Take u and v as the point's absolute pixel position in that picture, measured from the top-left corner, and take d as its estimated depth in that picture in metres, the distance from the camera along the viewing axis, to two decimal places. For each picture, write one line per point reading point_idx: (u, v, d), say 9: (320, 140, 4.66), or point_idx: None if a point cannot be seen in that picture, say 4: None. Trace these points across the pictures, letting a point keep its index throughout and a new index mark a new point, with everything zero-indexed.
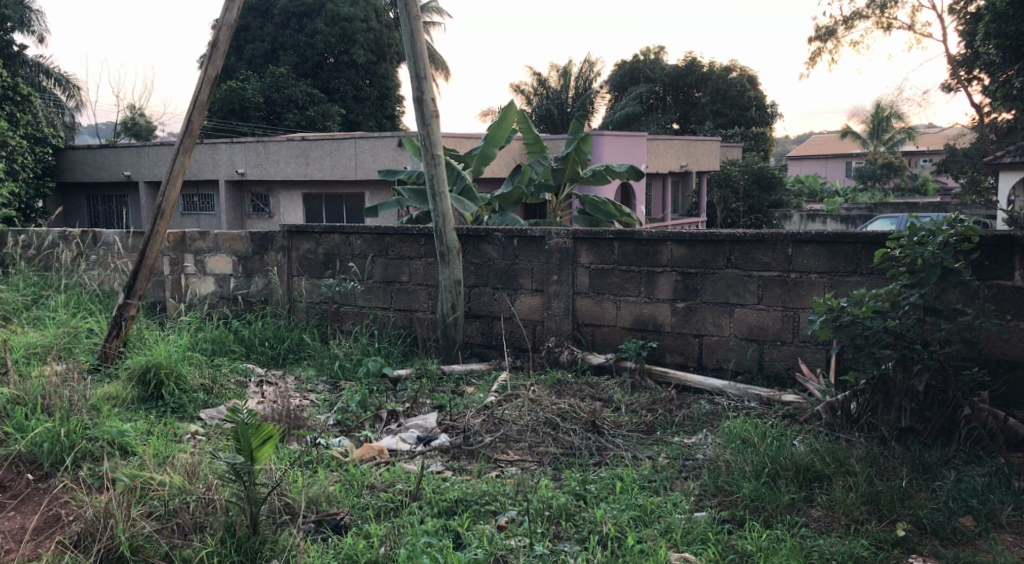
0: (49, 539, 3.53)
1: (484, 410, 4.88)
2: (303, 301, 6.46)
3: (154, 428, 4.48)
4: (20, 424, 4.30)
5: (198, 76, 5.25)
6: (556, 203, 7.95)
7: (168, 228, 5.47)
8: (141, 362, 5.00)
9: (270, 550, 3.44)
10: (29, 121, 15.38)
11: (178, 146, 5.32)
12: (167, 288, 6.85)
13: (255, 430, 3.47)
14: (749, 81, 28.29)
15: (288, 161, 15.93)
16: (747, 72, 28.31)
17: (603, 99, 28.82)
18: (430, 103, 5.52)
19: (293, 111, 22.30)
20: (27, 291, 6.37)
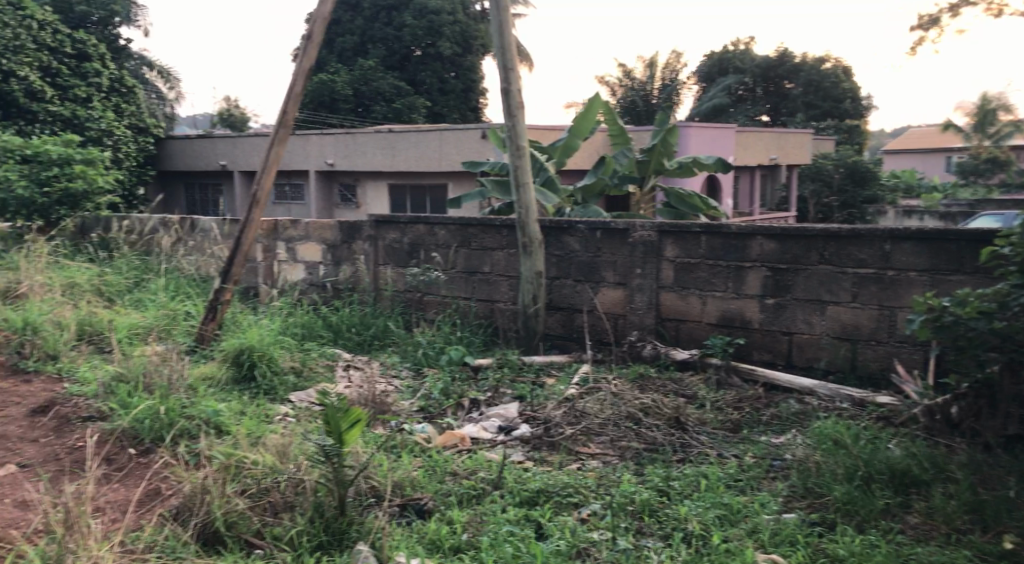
0: (152, 511, 3.84)
1: (565, 402, 4.87)
2: (389, 290, 6.51)
3: (247, 409, 4.66)
4: (124, 401, 4.49)
5: (292, 68, 5.25)
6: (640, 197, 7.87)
7: (263, 217, 5.55)
8: (235, 343, 5.15)
9: (357, 531, 3.81)
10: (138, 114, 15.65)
11: (272, 135, 5.37)
12: (261, 274, 6.98)
13: (344, 413, 3.88)
14: (844, 73, 27.31)
15: (376, 153, 16.18)
16: (843, 63, 27.35)
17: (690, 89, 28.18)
18: (516, 94, 5.50)
19: (379, 104, 22.56)
20: (129, 273, 6.61)
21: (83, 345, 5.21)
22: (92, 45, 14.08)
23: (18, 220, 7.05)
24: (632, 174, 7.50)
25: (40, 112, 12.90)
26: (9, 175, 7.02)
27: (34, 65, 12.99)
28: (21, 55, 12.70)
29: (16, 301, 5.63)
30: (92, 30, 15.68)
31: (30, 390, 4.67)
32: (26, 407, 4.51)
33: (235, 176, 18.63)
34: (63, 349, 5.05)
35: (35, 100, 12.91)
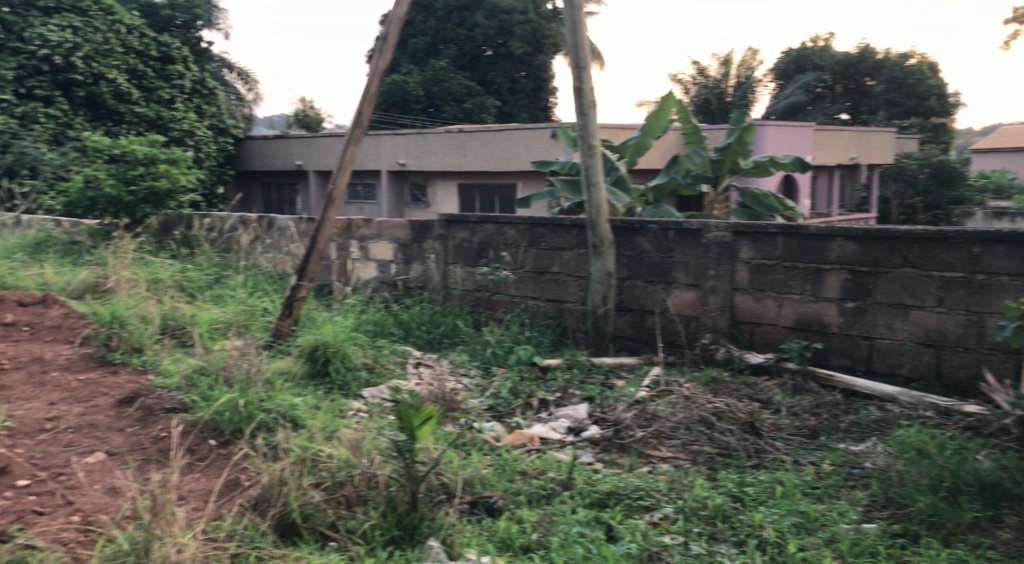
0: (232, 501, 3.96)
1: (636, 404, 4.83)
2: (459, 289, 6.55)
3: (322, 404, 4.77)
4: (205, 393, 4.64)
5: (368, 69, 5.33)
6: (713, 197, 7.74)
7: (337, 215, 5.65)
8: (310, 339, 5.26)
9: (428, 527, 3.87)
10: (218, 115, 15.65)
11: (347, 135, 5.46)
12: (334, 272, 7.14)
13: (416, 410, 3.95)
14: (930, 69, 26.14)
15: (446, 154, 15.98)
16: (929, 59, 26.19)
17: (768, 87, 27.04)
18: (589, 92, 5.47)
19: (450, 104, 22.23)
20: (210, 270, 6.83)
21: (166, 339, 5.41)
22: (177, 48, 14.16)
23: (104, 217, 7.35)
24: (707, 173, 7.33)
25: (126, 114, 13.15)
26: (100, 175, 7.36)
27: (122, 68, 13.22)
28: (111, 59, 12.97)
29: (104, 296, 5.89)
30: (176, 33, 16.33)
31: (117, 381, 4.86)
32: (114, 397, 4.70)
33: (311, 176, 18.75)
34: (148, 342, 5.25)
35: (122, 102, 13.17)
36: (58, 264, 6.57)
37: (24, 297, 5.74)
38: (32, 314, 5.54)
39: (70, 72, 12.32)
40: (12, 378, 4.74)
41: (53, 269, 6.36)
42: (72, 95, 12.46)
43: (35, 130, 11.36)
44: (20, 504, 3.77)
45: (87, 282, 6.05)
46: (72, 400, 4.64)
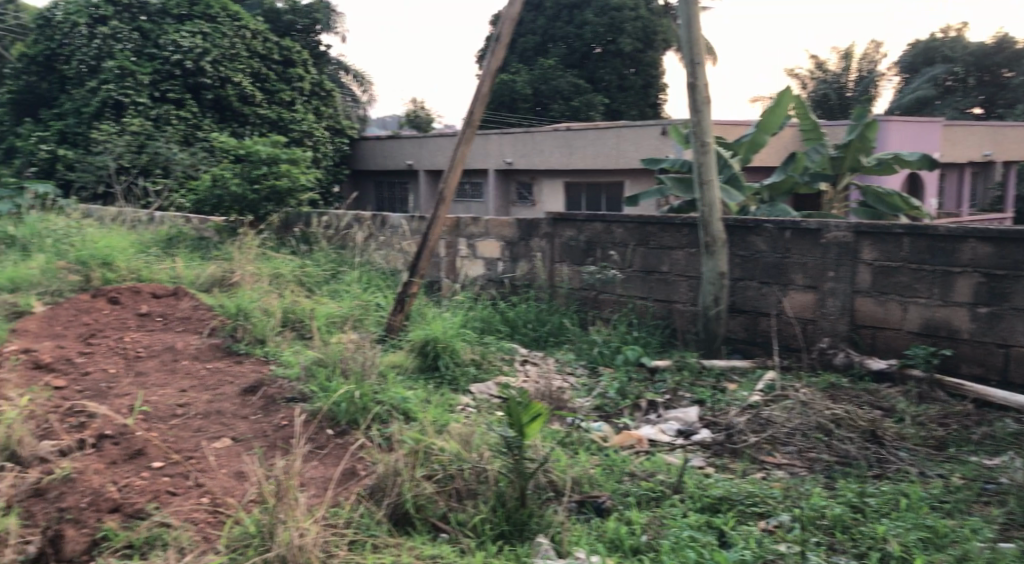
0: (349, 489, 4.10)
1: (749, 408, 4.72)
2: (565, 288, 6.55)
3: (432, 397, 4.89)
4: (323, 384, 4.83)
5: (480, 70, 5.40)
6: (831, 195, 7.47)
7: (448, 214, 5.77)
8: (421, 334, 5.38)
9: (537, 523, 3.91)
10: (335, 117, 15.60)
11: (459, 135, 5.55)
12: (443, 269, 7.29)
13: (525, 407, 4.00)
14: None
15: (554, 153, 15.22)
16: None
17: (891, 80, 25.37)
18: (703, 89, 5.37)
19: (558, 102, 21.58)
20: (326, 266, 7.07)
21: (286, 331, 5.65)
22: (298, 52, 14.19)
23: (229, 215, 7.79)
24: (826, 171, 7.09)
25: (251, 115, 13.18)
26: (227, 174, 7.76)
27: (247, 72, 13.29)
28: (236, 63, 13.00)
29: (230, 289, 6.21)
30: (297, 37, 17.01)
31: (241, 370, 5.13)
32: (239, 386, 4.95)
33: (422, 176, 18.36)
34: (270, 334, 5.50)
35: (247, 104, 13.25)
36: (188, 258, 6.95)
37: (157, 290, 6.10)
38: (165, 305, 5.88)
39: (200, 76, 12.45)
40: (148, 365, 5.07)
41: (184, 263, 6.73)
42: (201, 98, 12.59)
43: (169, 130, 11.78)
44: (156, 485, 4.03)
45: (215, 275, 6.39)
46: (200, 388, 4.91)
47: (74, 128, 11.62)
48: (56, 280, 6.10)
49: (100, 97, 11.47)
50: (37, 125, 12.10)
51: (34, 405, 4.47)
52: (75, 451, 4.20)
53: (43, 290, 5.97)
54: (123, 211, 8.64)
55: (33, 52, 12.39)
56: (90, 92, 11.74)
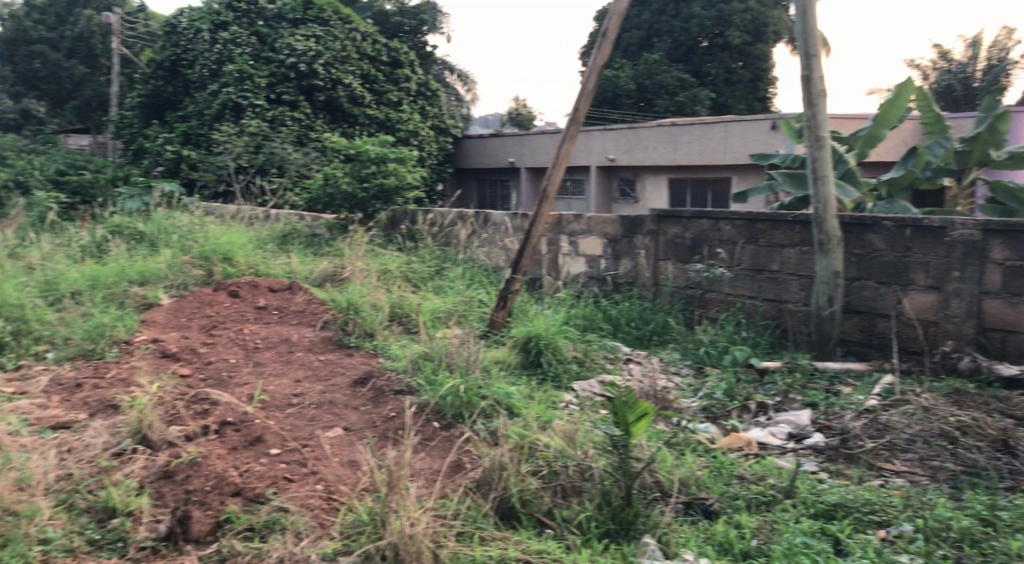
0: (456, 482, 4.17)
1: (865, 413, 4.54)
2: (669, 286, 6.45)
3: (535, 394, 4.92)
4: (430, 378, 4.92)
5: (585, 66, 5.39)
6: (956, 191, 7.11)
7: (551, 211, 5.78)
8: (523, 331, 5.41)
9: (643, 523, 3.88)
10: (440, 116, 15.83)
11: (564, 132, 5.55)
12: (545, 266, 7.33)
13: (631, 406, 3.96)
14: None
15: (657, 148, 14.82)
16: None
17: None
18: (818, 81, 5.22)
19: (663, 97, 20.61)
20: (431, 262, 7.21)
21: (394, 325, 5.79)
22: (405, 53, 14.52)
23: (339, 213, 8.08)
24: (950, 166, 6.75)
25: (361, 115, 13.45)
26: (339, 173, 8.00)
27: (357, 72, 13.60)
28: (348, 64, 13.36)
29: (341, 284, 6.43)
30: (404, 39, 17.39)
31: (351, 362, 5.30)
32: (350, 378, 5.11)
33: (524, 174, 18.30)
34: (378, 328, 5.65)
35: (356, 105, 13.52)
36: (301, 254, 7.23)
37: (273, 284, 6.36)
38: (280, 298, 6.14)
39: (313, 78, 12.85)
40: (266, 356, 5.30)
41: (298, 259, 7.00)
42: (315, 99, 13.01)
43: (284, 131, 12.18)
44: (274, 471, 4.20)
45: (327, 271, 6.63)
46: (314, 378, 5.10)
47: (196, 128, 12.24)
48: (182, 274, 6.48)
49: (220, 100, 11.98)
50: (163, 127, 12.86)
51: (164, 392, 4.75)
52: (200, 436, 4.43)
53: (170, 283, 6.37)
54: (241, 209, 9.04)
55: (160, 58, 13.18)
56: (211, 95, 12.33)
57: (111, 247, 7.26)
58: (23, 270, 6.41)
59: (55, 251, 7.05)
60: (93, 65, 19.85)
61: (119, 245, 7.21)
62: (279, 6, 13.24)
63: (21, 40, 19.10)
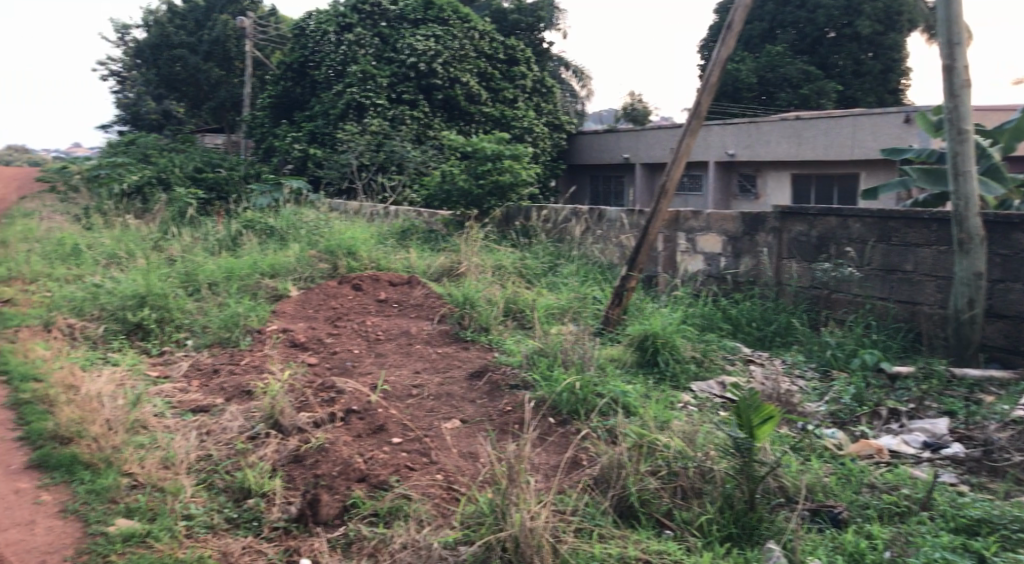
0: (576, 479, 4.15)
1: (1010, 424, 4.28)
2: (793, 285, 6.23)
3: (652, 393, 4.86)
4: (545, 374, 4.94)
5: (709, 60, 5.30)
6: None
7: (670, 207, 5.71)
8: (640, 329, 5.37)
9: (766, 529, 3.78)
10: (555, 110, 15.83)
11: (685, 126, 5.47)
12: (661, 263, 7.25)
13: (756, 409, 3.87)
14: None
15: (780, 143, 14.32)
16: None
17: None
18: (962, 71, 4.98)
19: (786, 91, 18.47)
20: (545, 258, 7.27)
21: (509, 320, 5.87)
22: (522, 49, 14.65)
23: (455, 210, 8.25)
24: None
25: (476, 114, 13.55)
26: (456, 171, 8.18)
27: (474, 70, 13.78)
28: (465, 63, 13.53)
29: (457, 279, 6.56)
30: (522, 37, 17.44)
31: (467, 356, 5.39)
32: (466, 370, 5.21)
33: (638, 169, 17.92)
34: (493, 323, 5.73)
35: (473, 103, 13.66)
36: (419, 250, 7.41)
37: (393, 278, 6.54)
38: (400, 292, 6.31)
39: (432, 78, 13.10)
40: (386, 348, 5.47)
41: (416, 254, 7.17)
42: (433, 98, 13.24)
43: (404, 129, 12.43)
44: (397, 459, 4.30)
45: (444, 266, 6.78)
46: (433, 370, 5.21)
47: (322, 128, 12.74)
48: (309, 267, 6.78)
49: (345, 99, 12.48)
50: (291, 126, 13.53)
51: (294, 380, 4.98)
52: (327, 423, 4.61)
53: (298, 276, 6.66)
54: (362, 205, 9.34)
55: (290, 60, 13.89)
56: (336, 95, 12.83)
57: (244, 240, 7.66)
58: (167, 263, 6.89)
59: (194, 243, 7.51)
60: (229, 67, 20.87)
61: (252, 239, 7.61)
62: (401, 7, 13.68)
63: (164, 45, 20.25)
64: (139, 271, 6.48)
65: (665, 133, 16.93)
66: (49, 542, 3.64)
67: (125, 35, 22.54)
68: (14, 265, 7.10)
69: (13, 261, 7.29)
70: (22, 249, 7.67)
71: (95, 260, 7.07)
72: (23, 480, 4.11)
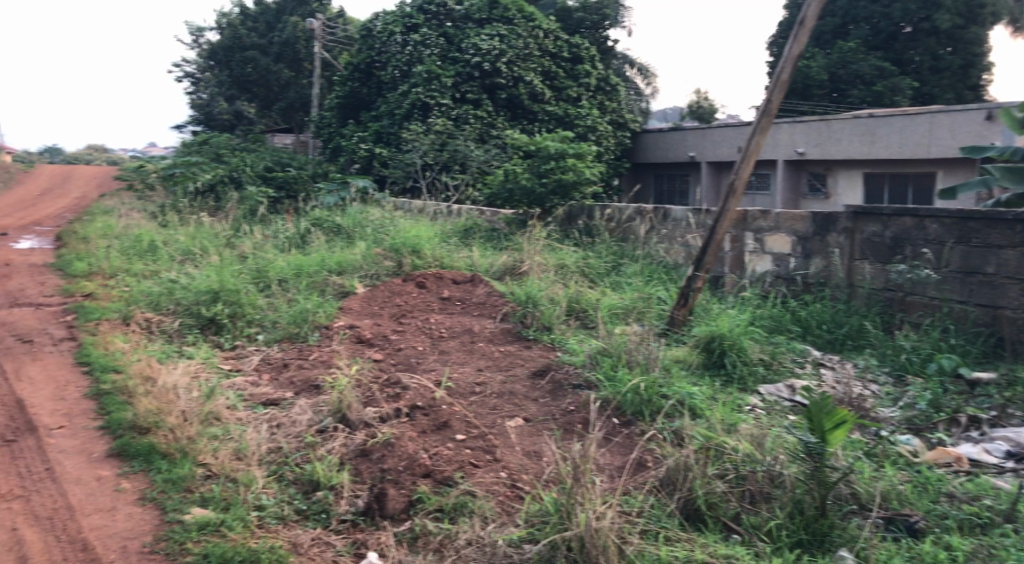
0: (641, 479, 4.12)
1: None
2: (866, 287, 6.07)
3: (719, 396, 4.81)
4: (610, 374, 4.92)
5: (781, 55, 5.21)
6: None
7: (738, 206, 5.63)
8: (707, 330, 5.31)
9: (839, 536, 3.69)
10: (617, 110, 15.41)
11: (755, 124, 5.38)
12: (728, 263, 7.13)
13: (828, 413, 3.74)
14: None
15: (851, 142, 13.91)
16: None
17: None
18: None
19: (858, 87, 18.03)
20: (608, 258, 7.25)
21: (571, 320, 5.87)
22: (587, 48, 14.34)
23: (518, 208, 8.28)
24: None
25: (540, 112, 13.48)
26: (519, 170, 8.22)
27: (539, 70, 13.70)
28: (529, 62, 13.49)
29: (519, 278, 6.59)
30: (586, 34, 17.56)
31: (530, 355, 5.40)
32: (529, 369, 5.22)
33: (704, 167, 17.66)
34: (556, 322, 5.73)
35: (536, 102, 13.57)
36: (482, 248, 7.44)
37: (456, 277, 6.59)
38: (463, 290, 6.37)
39: (496, 77, 13.14)
40: (450, 345, 5.52)
41: (479, 252, 7.21)
42: (497, 97, 13.28)
43: (467, 128, 12.46)
44: (462, 456, 4.34)
45: (507, 265, 6.80)
46: (495, 368, 5.24)
47: (388, 128, 13.06)
48: (375, 264, 6.89)
49: (411, 100, 12.70)
50: (357, 126, 13.78)
51: (361, 375, 5.06)
52: (392, 418, 4.66)
53: (364, 273, 6.78)
54: (426, 204, 9.44)
55: (357, 60, 14.24)
56: (402, 95, 13.08)
57: (312, 238, 7.82)
58: (238, 259, 7.08)
59: (265, 241, 7.70)
60: (297, 68, 21.20)
61: (319, 237, 7.76)
62: (467, 6, 13.73)
63: (238, 47, 20.79)
64: (212, 267, 6.68)
65: (732, 131, 16.61)
66: (129, 528, 3.77)
67: (200, 37, 23.24)
68: (95, 260, 7.40)
69: (94, 257, 7.59)
70: (103, 245, 7.98)
71: (171, 256, 7.30)
72: (104, 468, 4.26)
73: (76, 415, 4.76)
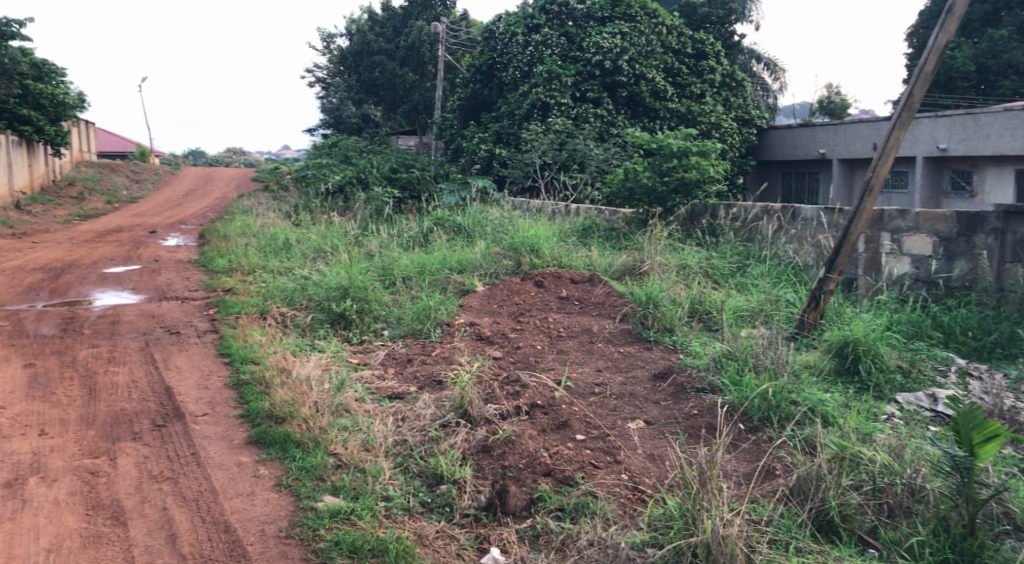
0: (769, 487, 3.97)
1: None
2: (1019, 292, 5.73)
3: (853, 404, 4.60)
4: (735, 378, 4.79)
5: (926, 47, 4.95)
6: None
7: (875, 205, 5.37)
8: (841, 335, 5.11)
9: (991, 556, 3.44)
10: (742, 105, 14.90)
11: (895, 119, 5.12)
12: (862, 265, 6.68)
13: (977, 425, 3.47)
14: None
15: (1005, 136, 12.88)
16: None
17: None
18: None
19: (1010, 78, 16.77)
20: (733, 259, 7.06)
21: (694, 321, 5.78)
22: (712, 44, 14.05)
23: (638, 208, 8.25)
24: None
25: (662, 110, 13.22)
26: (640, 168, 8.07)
27: (661, 67, 13.50)
28: (651, 59, 13.33)
29: (640, 278, 6.53)
30: (709, 29, 17.15)
31: (651, 357, 5.34)
32: (650, 372, 5.15)
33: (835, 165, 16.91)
34: (678, 324, 5.66)
35: (658, 100, 13.32)
36: (601, 248, 7.41)
37: (575, 276, 6.58)
38: (581, 290, 6.36)
39: (618, 75, 13.04)
40: (568, 344, 5.52)
41: (597, 252, 7.18)
42: (618, 96, 13.17)
43: (586, 127, 12.37)
44: (582, 456, 4.31)
45: (627, 264, 6.75)
46: (615, 369, 5.21)
47: (508, 128, 13.27)
48: (494, 263, 6.99)
49: (531, 100, 12.82)
50: (479, 127, 14.03)
51: (482, 372, 5.13)
52: (513, 415, 4.71)
53: (484, 272, 6.88)
54: (544, 203, 9.48)
55: (479, 62, 14.45)
56: (522, 95, 13.20)
57: (434, 238, 8.02)
58: (365, 257, 7.35)
59: (391, 240, 7.95)
60: (421, 72, 21.78)
61: (440, 236, 7.94)
62: (589, 6, 13.76)
63: (365, 52, 21.39)
64: (342, 264, 6.97)
65: (864, 127, 15.81)
66: (267, 513, 3.97)
67: (330, 44, 24.20)
68: (235, 258, 7.89)
69: (235, 253, 8.08)
70: (241, 243, 8.45)
71: (304, 254, 7.64)
72: (243, 454, 4.51)
73: (219, 403, 5.06)
